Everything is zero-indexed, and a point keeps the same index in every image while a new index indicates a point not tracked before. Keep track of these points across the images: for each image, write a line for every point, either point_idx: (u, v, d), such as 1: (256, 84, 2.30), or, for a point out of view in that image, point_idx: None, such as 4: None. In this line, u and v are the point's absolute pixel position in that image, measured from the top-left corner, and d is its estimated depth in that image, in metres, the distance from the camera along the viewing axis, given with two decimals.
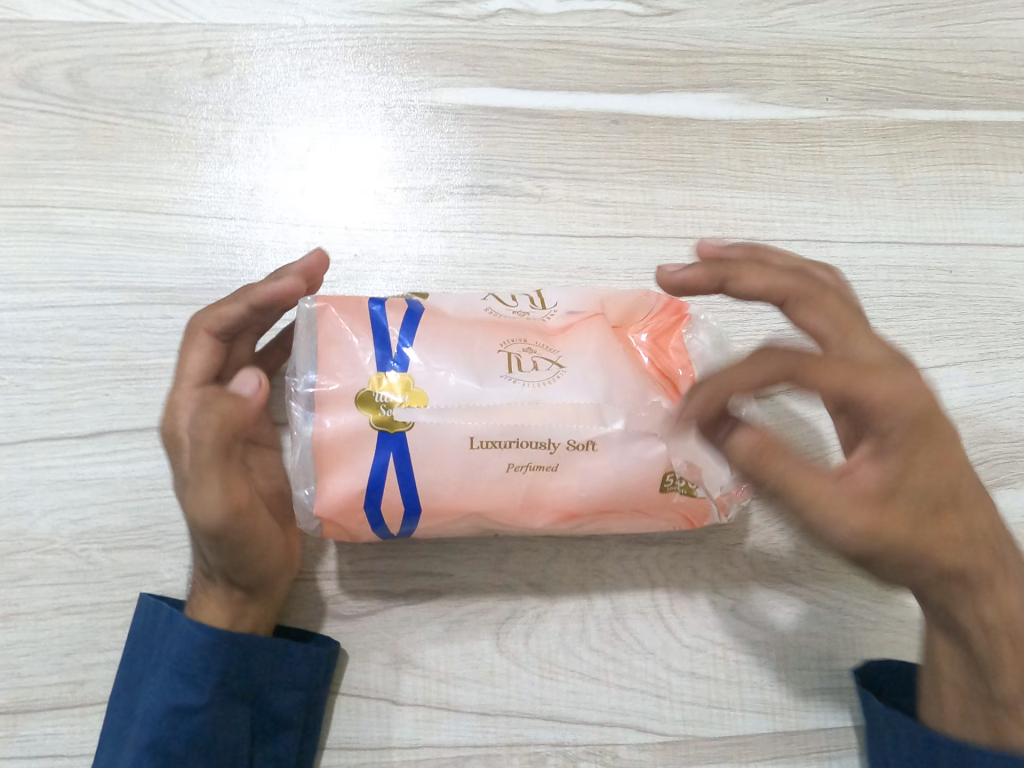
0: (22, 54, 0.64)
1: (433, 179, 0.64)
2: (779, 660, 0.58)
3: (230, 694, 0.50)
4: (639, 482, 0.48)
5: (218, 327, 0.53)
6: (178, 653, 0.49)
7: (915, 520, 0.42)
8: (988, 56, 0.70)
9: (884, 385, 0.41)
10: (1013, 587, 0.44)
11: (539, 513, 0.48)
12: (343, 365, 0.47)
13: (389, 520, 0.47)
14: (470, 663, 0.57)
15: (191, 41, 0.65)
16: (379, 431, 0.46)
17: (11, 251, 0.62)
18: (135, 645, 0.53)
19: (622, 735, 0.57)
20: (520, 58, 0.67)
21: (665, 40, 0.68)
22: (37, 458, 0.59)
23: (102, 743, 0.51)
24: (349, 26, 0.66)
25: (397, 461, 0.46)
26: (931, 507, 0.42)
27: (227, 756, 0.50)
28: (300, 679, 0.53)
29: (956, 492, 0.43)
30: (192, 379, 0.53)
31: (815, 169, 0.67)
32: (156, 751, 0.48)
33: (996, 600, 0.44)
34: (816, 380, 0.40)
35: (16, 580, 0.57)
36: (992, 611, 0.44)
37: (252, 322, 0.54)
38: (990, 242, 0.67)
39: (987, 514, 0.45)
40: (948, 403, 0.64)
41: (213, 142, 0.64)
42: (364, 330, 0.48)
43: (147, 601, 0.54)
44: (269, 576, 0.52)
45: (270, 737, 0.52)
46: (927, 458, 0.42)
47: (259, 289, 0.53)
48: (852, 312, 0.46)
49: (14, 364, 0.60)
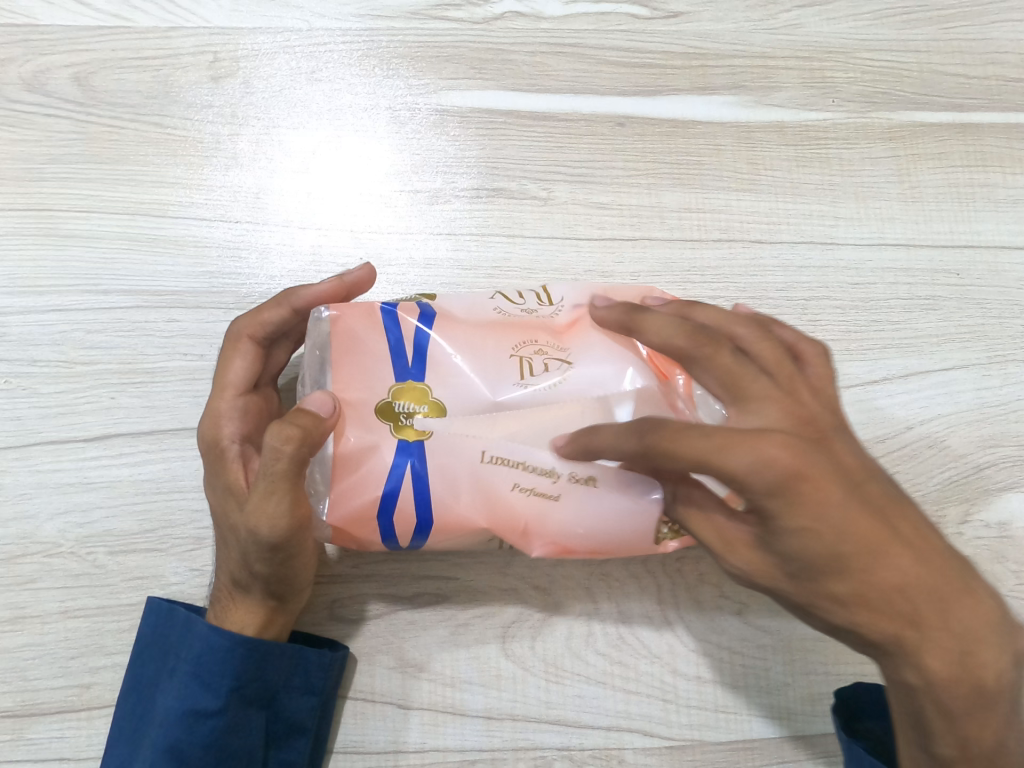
0: (29, 58, 0.64)
1: (438, 182, 0.64)
2: (785, 664, 0.58)
3: (244, 699, 0.50)
4: (637, 526, 0.47)
5: (261, 334, 0.54)
6: (196, 657, 0.49)
7: (797, 576, 0.42)
8: (996, 58, 0.70)
9: (740, 459, 0.39)
10: (941, 648, 0.40)
11: (536, 540, 0.47)
12: (361, 374, 0.47)
13: (400, 532, 0.47)
14: (476, 667, 0.57)
15: (197, 45, 0.65)
16: (398, 441, 0.46)
17: (17, 254, 0.62)
18: (148, 647, 0.53)
19: (628, 740, 0.57)
20: (526, 60, 0.67)
21: (671, 42, 0.68)
22: (44, 462, 0.59)
23: (113, 745, 0.51)
24: (354, 29, 0.66)
25: (415, 468, 0.45)
26: (819, 569, 0.40)
27: (241, 759, 0.50)
28: (316, 684, 0.53)
29: (852, 556, 0.40)
30: (234, 386, 0.54)
31: (821, 171, 0.67)
32: (172, 754, 0.48)
33: (909, 660, 0.41)
34: (665, 448, 0.41)
35: (23, 583, 0.57)
36: (908, 670, 0.41)
37: (293, 325, 0.55)
38: (997, 244, 0.67)
39: (909, 570, 0.40)
40: (956, 406, 0.63)
41: (219, 145, 0.64)
42: (378, 337, 0.48)
43: (158, 603, 0.53)
44: (304, 583, 0.53)
45: (283, 740, 0.52)
46: (802, 527, 0.40)
47: (301, 294, 0.53)
48: (748, 365, 0.43)
49: (21, 368, 0.60)
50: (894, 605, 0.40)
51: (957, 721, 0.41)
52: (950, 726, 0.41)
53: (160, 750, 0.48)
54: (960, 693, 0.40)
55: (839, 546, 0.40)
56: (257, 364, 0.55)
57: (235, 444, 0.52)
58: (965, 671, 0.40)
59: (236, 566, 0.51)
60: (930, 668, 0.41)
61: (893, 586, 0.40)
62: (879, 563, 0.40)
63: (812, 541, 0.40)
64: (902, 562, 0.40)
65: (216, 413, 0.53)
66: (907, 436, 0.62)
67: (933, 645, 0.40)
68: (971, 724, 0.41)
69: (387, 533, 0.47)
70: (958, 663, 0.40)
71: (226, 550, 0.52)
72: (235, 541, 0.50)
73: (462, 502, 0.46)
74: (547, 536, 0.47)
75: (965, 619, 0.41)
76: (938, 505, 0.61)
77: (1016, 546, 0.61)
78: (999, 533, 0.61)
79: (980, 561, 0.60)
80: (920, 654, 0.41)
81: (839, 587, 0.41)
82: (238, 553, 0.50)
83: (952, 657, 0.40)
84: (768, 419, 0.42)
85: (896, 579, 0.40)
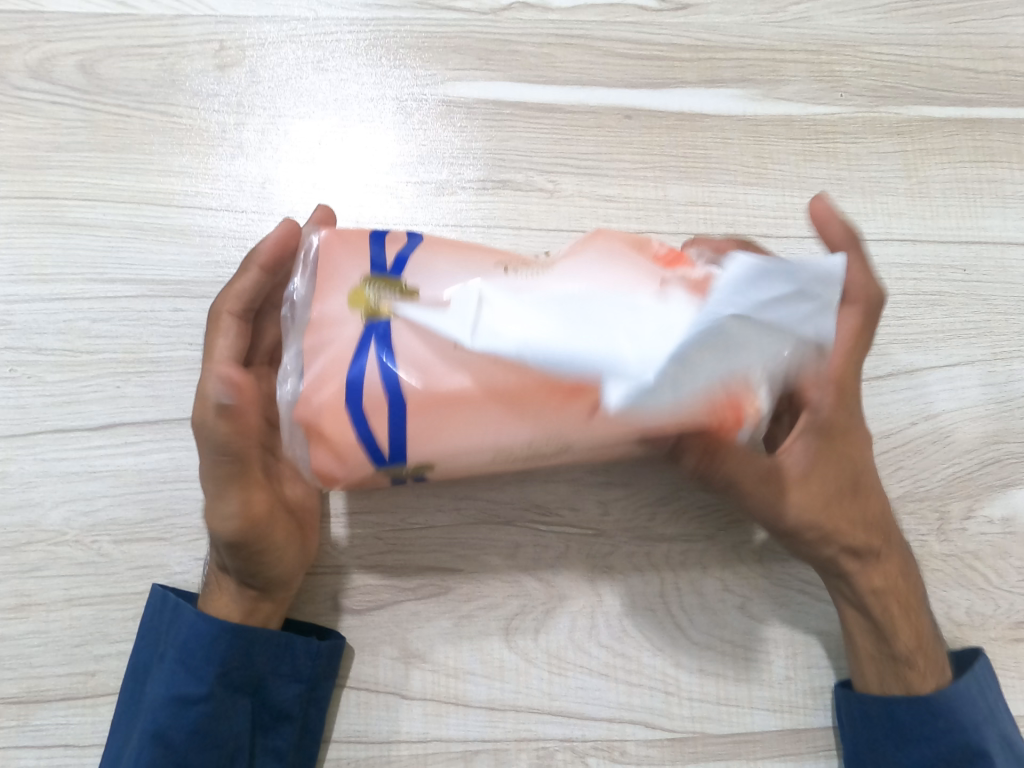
0: (34, 45, 0.64)
1: (445, 173, 0.64)
2: (788, 657, 0.58)
3: (231, 687, 0.50)
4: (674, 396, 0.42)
5: (240, 305, 0.51)
6: (183, 642, 0.50)
7: (827, 498, 0.52)
8: (1005, 53, 0.69)
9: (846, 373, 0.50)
10: (893, 559, 0.55)
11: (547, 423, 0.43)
12: (337, 279, 0.47)
13: (373, 418, 0.43)
14: (479, 659, 0.57)
15: (203, 33, 0.65)
16: (366, 321, 0.44)
17: (21, 242, 0.62)
18: (142, 635, 0.53)
19: (630, 732, 0.57)
20: (533, 52, 0.66)
21: (677, 34, 0.68)
22: (50, 450, 0.59)
23: (111, 736, 0.51)
24: (361, 19, 0.66)
25: (377, 347, 0.44)
26: (848, 486, 0.53)
27: (229, 745, 0.50)
28: (303, 671, 0.53)
29: (861, 480, 0.53)
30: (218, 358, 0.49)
31: (829, 165, 0.67)
32: (158, 740, 0.48)
33: (878, 565, 0.54)
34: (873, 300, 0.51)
35: (28, 571, 0.57)
36: (877, 575, 0.54)
37: (270, 288, 0.52)
38: (1004, 240, 0.67)
39: (883, 500, 0.55)
40: (961, 402, 0.63)
41: (225, 134, 0.64)
42: (359, 247, 0.48)
43: (157, 590, 0.54)
44: (288, 572, 0.53)
45: (270, 727, 0.52)
46: (850, 451, 0.52)
47: (262, 246, 0.51)
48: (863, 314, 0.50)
49: (27, 356, 0.60)
50: (875, 529, 0.54)
51: (912, 619, 0.54)
52: (907, 621, 0.54)
53: (148, 734, 0.49)
54: (908, 589, 0.55)
55: (860, 468, 0.53)
56: (240, 338, 0.51)
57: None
58: (911, 580, 0.55)
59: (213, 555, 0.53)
60: (899, 579, 0.55)
61: (879, 518, 0.54)
62: (874, 492, 0.54)
63: (845, 461, 0.52)
64: (878, 495, 0.55)
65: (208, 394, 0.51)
66: (912, 432, 0.62)
67: (900, 567, 0.55)
68: (922, 621, 0.54)
69: (364, 445, 0.44)
70: (908, 572, 0.55)
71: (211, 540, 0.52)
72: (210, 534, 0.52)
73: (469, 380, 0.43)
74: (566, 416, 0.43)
75: (901, 539, 0.56)
76: (942, 501, 0.61)
77: (1019, 542, 0.61)
78: (1002, 528, 0.61)
79: (983, 557, 0.61)
80: (883, 566, 0.54)
81: (846, 504, 0.53)
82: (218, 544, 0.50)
83: (902, 580, 0.55)
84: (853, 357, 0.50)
85: (880, 507, 0.55)
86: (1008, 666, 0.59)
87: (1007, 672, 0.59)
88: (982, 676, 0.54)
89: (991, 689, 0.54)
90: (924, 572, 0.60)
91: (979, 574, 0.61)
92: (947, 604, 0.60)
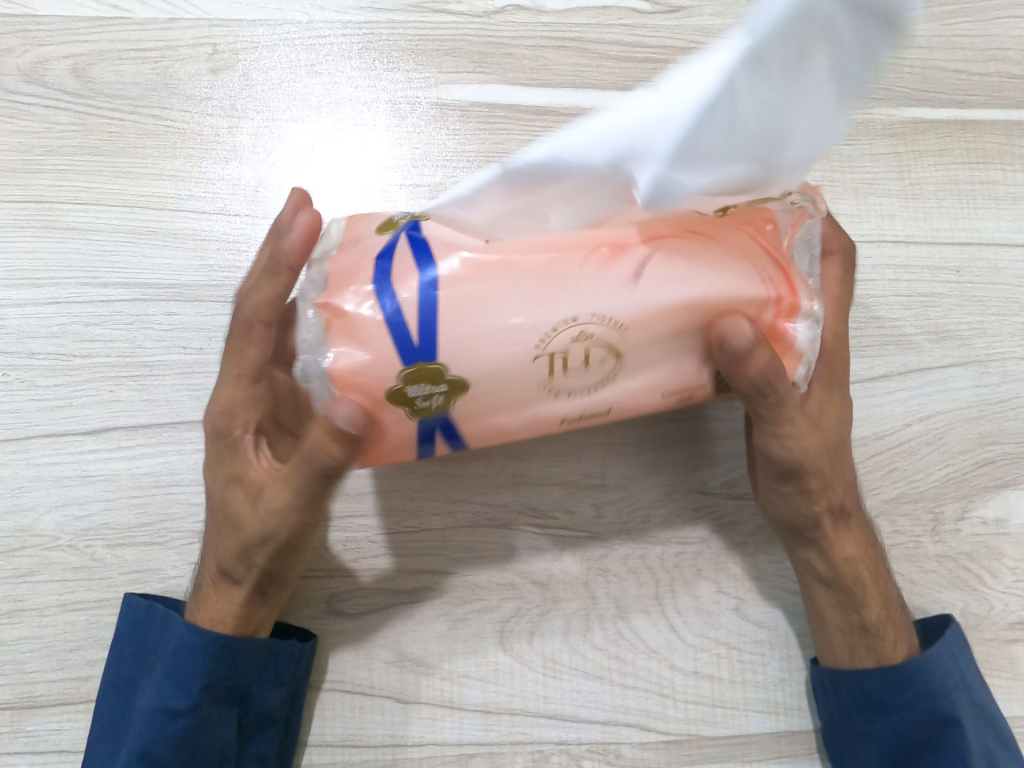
0: (27, 49, 0.64)
1: (438, 176, 0.64)
2: (784, 659, 0.58)
3: (217, 698, 0.50)
4: (715, 262, 0.42)
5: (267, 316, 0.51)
6: (171, 656, 0.50)
7: (828, 450, 0.52)
8: (998, 54, 0.70)
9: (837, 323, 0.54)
10: (862, 526, 0.56)
11: (588, 297, 0.41)
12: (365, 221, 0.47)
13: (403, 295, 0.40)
14: (474, 662, 0.57)
15: (197, 36, 0.64)
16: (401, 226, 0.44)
17: (14, 246, 0.61)
18: (123, 645, 0.53)
19: (625, 734, 0.57)
20: (526, 55, 0.66)
21: (670, 37, 0.68)
22: (43, 454, 0.59)
23: (95, 744, 0.52)
24: (355, 22, 0.66)
25: (411, 235, 0.43)
26: (838, 443, 0.53)
27: (214, 755, 0.50)
28: (285, 676, 0.53)
29: (844, 440, 0.54)
30: (244, 370, 0.51)
31: (822, 167, 0.67)
32: (144, 757, 0.48)
33: (848, 529, 0.55)
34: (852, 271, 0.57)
35: (22, 576, 0.57)
36: (849, 541, 0.55)
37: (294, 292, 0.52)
38: (998, 242, 0.67)
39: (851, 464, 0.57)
40: (955, 403, 0.63)
41: (219, 137, 0.64)
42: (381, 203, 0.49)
43: (134, 601, 0.54)
44: (291, 581, 0.53)
45: (253, 733, 0.53)
46: (840, 405, 0.54)
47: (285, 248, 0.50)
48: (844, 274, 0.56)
49: (20, 360, 0.60)
50: (850, 493, 0.55)
51: (881, 589, 0.55)
52: (875, 590, 0.55)
53: (134, 748, 0.49)
54: (874, 558, 0.56)
55: (844, 427, 0.54)
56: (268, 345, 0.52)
57: (249, 436, 0.52)
58: (878, 549, 0.56)
59: (227, 556, 0.51)
60: (869, 546, 0.56)
61: (853, 483, 0.55)
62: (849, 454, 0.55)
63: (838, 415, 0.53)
64: (850, 459, 0.56)
65: (229, 403, 0.52)
66: (905, 433, 0.62)
67: (867, 532, 0.56)
68: (888, 588, 0.55)
69: (393, 327, 0.40)
70: (874, 540, 0.56)
71: (216, 538, 0.52)
72: (234, 529, 0.50)
73: (509, 250, 0.42)
74: (611, 278, 0.41)
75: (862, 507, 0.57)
76: (936, 501, 0.61)
77: (1013, 543, 0.61)
78: (996, 529, 0.61)
79: (977, 557, 0.61)
80: (853, 531, 0.55)
81: (834, 462, 0.53)
82: (238, 547, 0.50)
83: (870, 549, 0.56)
84: (841, 303, 0.55)
85: (852, 472, 0.56)
86: (1002, 667, 0.60)
87: (1002, 672, 0.59)
88: (954, 643, 0.54)
89: (964, 656, 0.54)
90: (918, 573, 0.61)
91: (972, 574, 0.61)
92: (942, 605, 0.60)
